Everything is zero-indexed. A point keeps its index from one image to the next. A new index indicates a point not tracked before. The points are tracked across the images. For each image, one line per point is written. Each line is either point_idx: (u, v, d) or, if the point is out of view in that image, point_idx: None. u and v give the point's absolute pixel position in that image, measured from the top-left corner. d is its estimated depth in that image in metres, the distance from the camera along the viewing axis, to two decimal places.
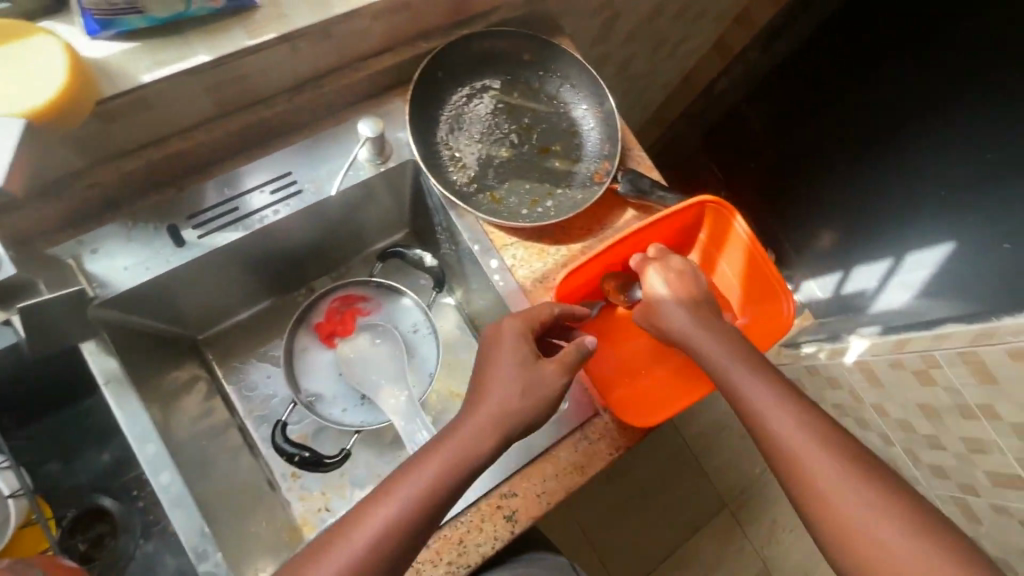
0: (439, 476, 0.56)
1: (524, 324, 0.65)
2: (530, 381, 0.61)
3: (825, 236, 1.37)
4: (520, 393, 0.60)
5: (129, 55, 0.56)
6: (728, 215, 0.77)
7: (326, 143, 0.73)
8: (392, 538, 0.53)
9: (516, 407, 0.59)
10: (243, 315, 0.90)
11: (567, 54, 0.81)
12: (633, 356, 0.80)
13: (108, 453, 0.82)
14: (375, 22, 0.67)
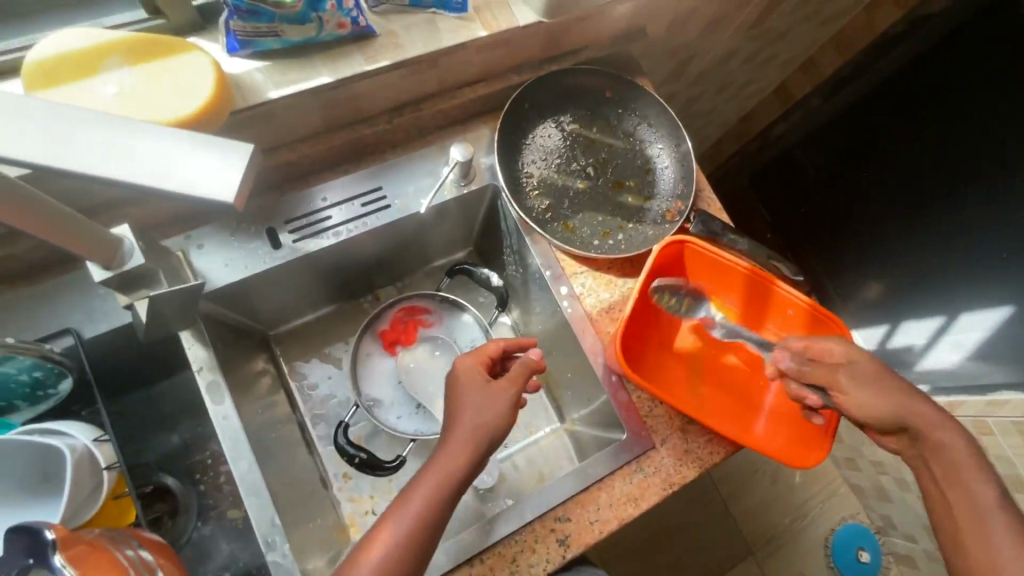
0: (434, 494, 0.58)
1: (473, 358, 0.67)
2: (481, 400, 0.63)
3: (871, 286, 1.35)
4: (488, 412, 0.62)
5: (260, 72, 0.61)
6: (831, 332, 0.73)
7: (416, 163, 0.78)
8: (401, 556, 0.55)
9: (489, 422, 0.62)
10: (310, 315, 0.94)
11: (648, 95, 0.84)
12: (670, 378, 0.77)
13: (176, 435, 0.87)
14: (477, 55, 0.71)
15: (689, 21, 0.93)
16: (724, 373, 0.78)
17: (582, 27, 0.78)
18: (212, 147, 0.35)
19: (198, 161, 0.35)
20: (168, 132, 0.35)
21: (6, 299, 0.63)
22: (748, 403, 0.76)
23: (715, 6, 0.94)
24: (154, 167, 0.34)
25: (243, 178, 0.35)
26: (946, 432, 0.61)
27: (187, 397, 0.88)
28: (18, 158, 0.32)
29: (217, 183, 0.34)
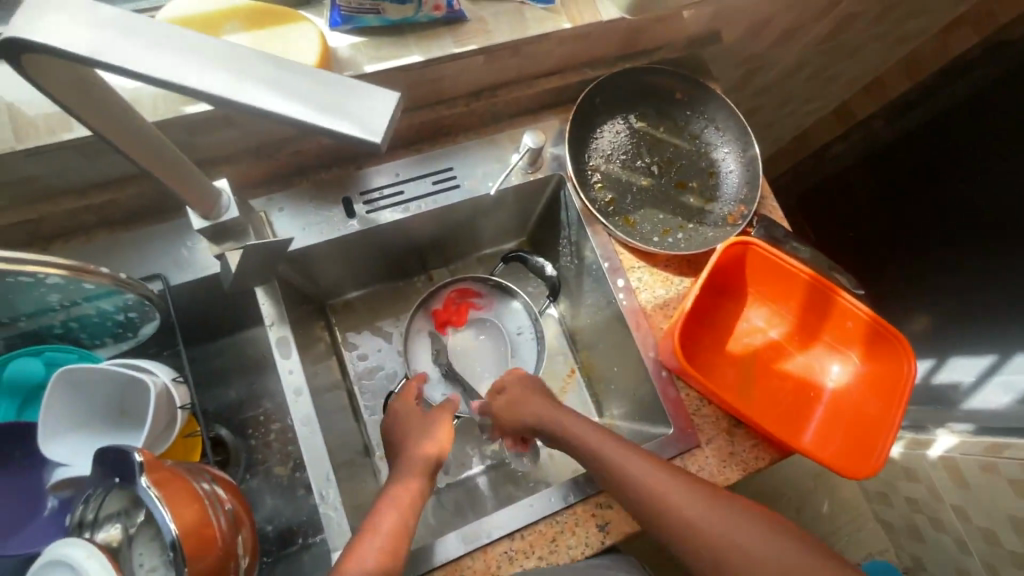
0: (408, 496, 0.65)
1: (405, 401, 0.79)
2: (414, 430, 0.75)
3: (918, 320, 1.23)
4: (432, 435, 0.74)
5: (358, 48, 0.64)
6: (891, 345, 0.71)
7: (487, 148, 0.80)
8: (395, 544, 0.59)
9: (434, 441, 0.73)
10: (366, 289, 0.97)
11: (719, 99, 0.84)
12: (721, 378, 0.77)
13: (234, 390, 0.91)
14: (558, 46, 0.74)
15: (763, 31, 0.94)
16: (776, 379, 0.78)
17: (661, 27, 0.80)
18: (355, 92, 0.32)
19: (344, 102, 0.31)
20: (316, 71, 0.32)
21: (107, 240, 0.68)
22: (798, 411, 0.75)
23: (791, 18, 0.94)
24: (303, 103, 0.32)
25: (387, 124, 0.31)
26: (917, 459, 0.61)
27: (247, 355, 0.92)
28: (176, 83, 0.31)
29: (359, 124, 0.31)
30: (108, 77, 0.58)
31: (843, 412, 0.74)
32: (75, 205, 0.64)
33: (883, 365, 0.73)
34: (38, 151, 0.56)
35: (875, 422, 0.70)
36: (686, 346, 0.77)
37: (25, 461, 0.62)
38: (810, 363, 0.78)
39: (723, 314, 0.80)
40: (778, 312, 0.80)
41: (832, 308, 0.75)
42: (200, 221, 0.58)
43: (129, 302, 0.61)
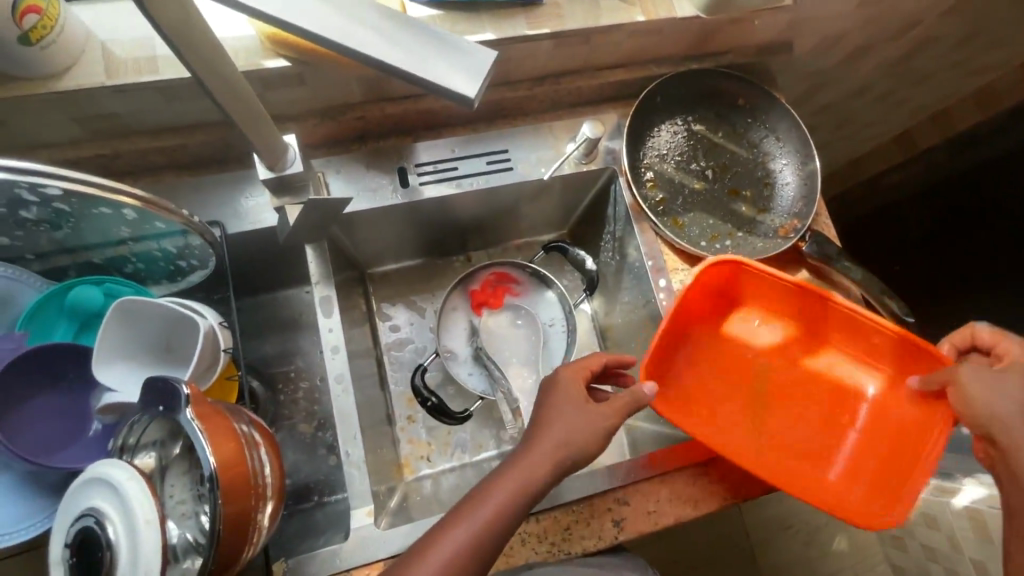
0: (510, 497, 0.57)
1: (579, 374, 0.65)
2: (580, 419, 0.61)
3: None
4: (585, 430, 0.61)
5: (433, 20, 0.66)
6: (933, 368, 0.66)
7: (544, 135, 0.80)
8: (490, 530, 0.56)
9: (578, 437, 0.61)
10: (405, 262, 0.99)
11: (783, 109, 0.82)
12: (724, 409, 0.75)
13: (268, 345, 0.93)
14: (628, 39, 0.73)
15: (836, 46, 0.91)
16: (800, 407, 0.76)
17: (733, 30, 0.78)
18: (453, 48, 0.34)
19: (442, 59, 0.34)
20: (413, 28, 0.35)
21: (172, 182, 0.70)
22: (832, 439, 0.74)
23: (867, 37, 0.91)
24: (400, 53, 0.34)
25: (479, 85, 0.34)
26: None
27: (285, 312, 0.94)
28: (283, 20, 0.33)
29: (460, 75, 0.33)
30: (215, 25, 0.62)
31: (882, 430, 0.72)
32: (148, 145, 0.67)
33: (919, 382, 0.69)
34: (124, 88, 0.59)
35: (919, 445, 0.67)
36: (693, 386, 0.75)
37: (78, 381, 0.64)
38: (839, 381, 0.75)
39: (732, 340, 0.78)
40: (794, 332, 0.77)
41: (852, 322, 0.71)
42: (266, 175, 0.60)
43: (191, 246, 0.64)
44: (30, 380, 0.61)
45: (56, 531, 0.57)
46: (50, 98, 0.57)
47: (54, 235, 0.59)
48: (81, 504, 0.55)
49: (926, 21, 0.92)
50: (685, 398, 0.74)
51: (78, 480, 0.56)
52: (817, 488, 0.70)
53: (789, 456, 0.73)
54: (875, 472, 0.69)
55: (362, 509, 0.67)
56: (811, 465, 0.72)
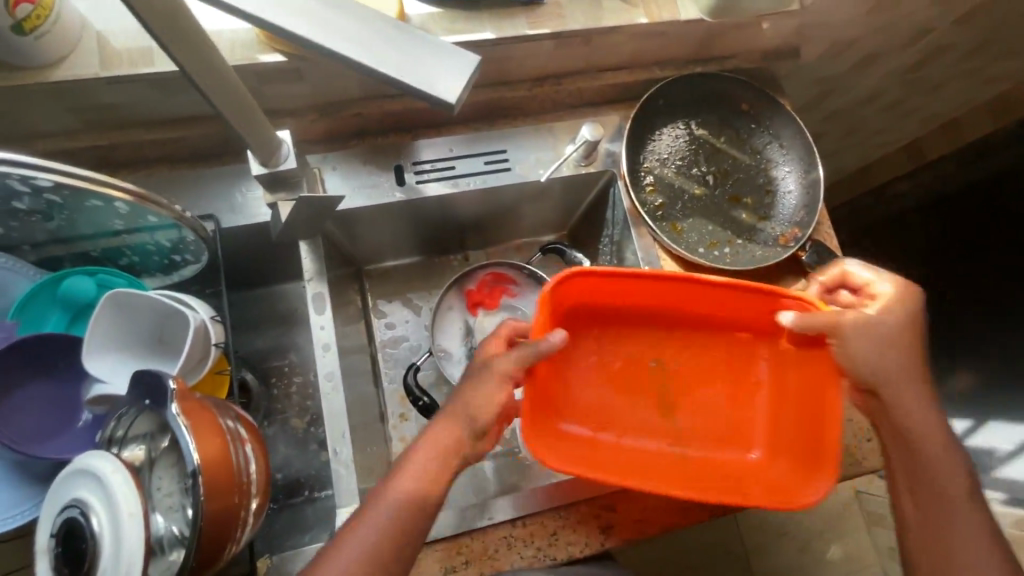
0: (421, 478, 0.56)
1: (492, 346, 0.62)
2: (477, 387, 0.58)
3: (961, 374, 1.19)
4: (484, 401, 0.58)
5: (432, 18, 0.65)
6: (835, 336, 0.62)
7: (544, 135, 0.79)
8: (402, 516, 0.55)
9: (479, 411, 0.58)
10: (403, 260, 0.98)
11: (787, 116, 0.81)
12: (618, 406, 0.73)
13: (262, 339, 0.93)
14: (631, 40, 0.72)
15: (845, 53, 0.90)
16: (707, 379, 0.74)
17: (739, 34, 0.77)
18: (439, 53, 0.34)
19: (426, 63, 0.33)
20: (400, 31, 0.34)
21: (168, 174, 0.70)
22: (743, 407, 0.73)
23: (877, 43, 0.90)
24: (383, 57, 0.33)
25: (464, 88, 0.33)
26: (905, 405, 0.60)
27: (281, 307, 0.94)
28: (265, 20, 0.32)
29: (443, 81, 0.33)
30: (212, 18, 0.62)
31: (761, 381, 0.72)
32: (144, 137, 0.67)
33: (802, 342, 0.66)
34: (118, 80, 0.59)
35: (820, 402, 0.64)
36: (596, 402, 0.73)
37: (69, 371, 0.64)
38: (734, 353, 0.73)
39: (628, 338, 0.74)
40: (682, 321, 0.72)
41: (699, 294, 0.66)
42: (259, 171, 0.59)
43: (184, 239, 0.64)
44: (21, 369, 0.61)
45: (43, 520, 0.57)
46: (45, 89, 0.57)
47: (47, 226, 0.59)
48: (67, 494, 0.56)
49: (938, 29, 0.90)
50: (584, 414, 0.72)
51: (64, 470, 0.56)
52: (743, 471, 0.70)
53: (707, 437, 0.73)
54: (785, 438, 0.69)
55: (348, 508, 0.67)
56: (733, 445, 0.73)
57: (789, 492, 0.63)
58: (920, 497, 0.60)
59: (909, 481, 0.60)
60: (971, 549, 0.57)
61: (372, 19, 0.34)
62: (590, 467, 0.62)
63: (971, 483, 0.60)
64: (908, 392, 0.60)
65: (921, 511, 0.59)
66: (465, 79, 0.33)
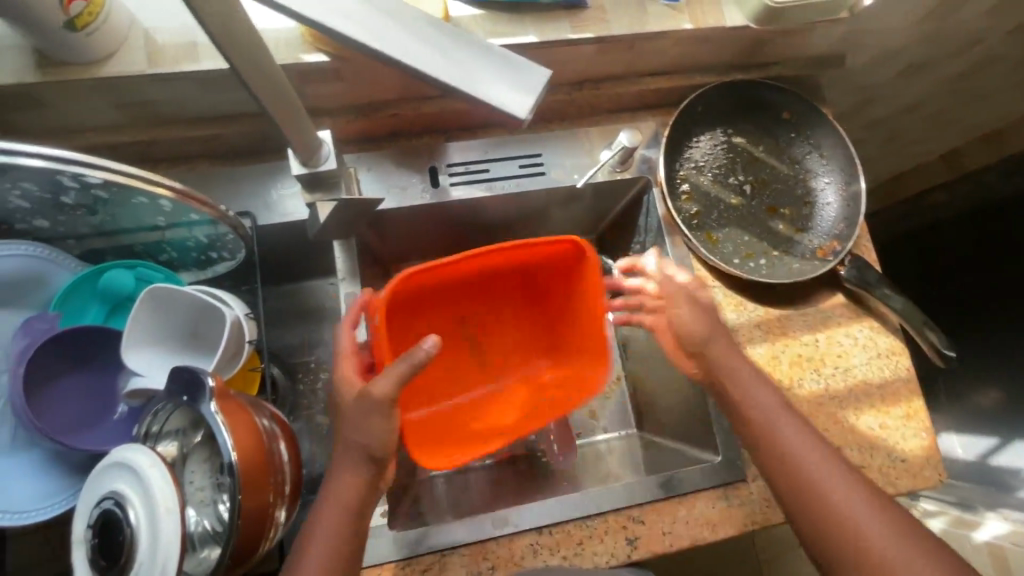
0: (342, 510, 0.56)
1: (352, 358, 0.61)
2: (363, 419, 0.56)
3: (990, 391, 1.17)
4: (381, 433, 0.57)
5: (476, 20, 0.64)
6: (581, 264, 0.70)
7: (579, 140, 0.79)
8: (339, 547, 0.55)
9: (378, 439, 0.57)
10: None
11: (830, 125, 0.79)
12: (438, 367, 0.80)
13: (290, 334, 0.94)
14: (674, 46, 0.71)
15: (890, 62, 0.87)
16: (501, 327, 0.83)
17: (785, 41, 0.75)
18: (508, 66, 0.36)
19: (489, 81, 0.35)
20: (467, 44, 0.35)
21: (206, 170, 0.70)
22: (519, 330, 0.84)
23: (924, 53, 0.87)
24: (456, 72, 0.35)
25: (528, 108, 0.35)
26: (755, 388, 0.65)
27: (309, 302, 0.95)
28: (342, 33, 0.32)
29: (515, 95, 0.35)
30: (256, 16, 0.62)
31: (522, 298, 0.81)
32: (185, 133, 0.67)
33: (558, 255, 0.71)
34: (164, 77, 0.59)
35: (585, 311, 0.72)
36: (427, 378, 0.79)
37: (108, 364, 0.65)
38: (496, 291, 0.79)
39: (426, 314, 0.77)
40: (474, 285, 0.76)
41: (495, 254, 0.70)
42: (300, 171, 0.60)
43: (223, 237, 0.64)
44: (63, 360, 0.62)
45: (80, 510, 0.58)
46: (93, 84, 0.58)
47: (91, 220, 0.60)
48: (105, 486, 0.56)
49: (989, 40, 0.88)
50: (420, 387, 0.78)
51: (102, 462, 0.57)
52: (545, 384, 0.80)
53: (494, 363, 0.84)
54: (566, 340, 0.79)
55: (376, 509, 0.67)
56: (522, 360, 0.84)
57: (583, 378, 0.74)
58: (808, 492, 0.59)
59: (786, 480, 0.61)
60: (868, 518, 0.56)
61: (438, 37, 0.35)
62: (459, 449, 0.69)
63: (821, 441, 0.62)
64: (731, 362, 0.66)
65: (806, 505, 0.59)
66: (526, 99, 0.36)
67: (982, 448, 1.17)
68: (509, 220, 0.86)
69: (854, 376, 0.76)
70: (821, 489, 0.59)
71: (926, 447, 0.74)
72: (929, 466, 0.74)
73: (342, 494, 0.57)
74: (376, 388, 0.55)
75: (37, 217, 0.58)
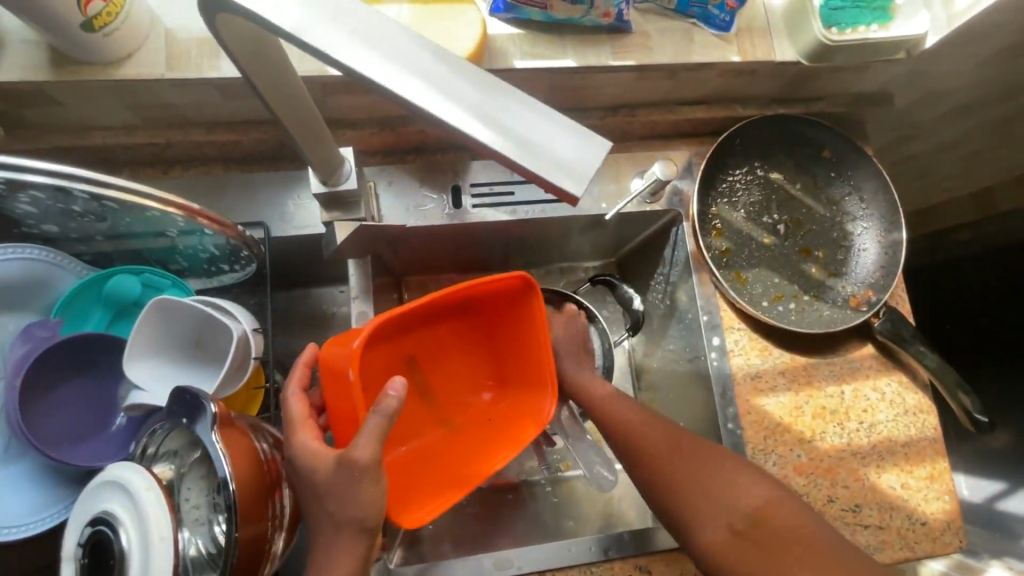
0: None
1: (302, 419, 0.55)
2: (348, 490, 0.49)
3: (999, 437, 1.14)
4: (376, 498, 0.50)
5: (512, 39, 0.61)
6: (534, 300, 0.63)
7: (609, 165, 0.75)
8: None
9: (371, 505, 0.50)
10: None
11: (873, 168, 0.75)
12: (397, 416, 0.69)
13: (296, 341, 0.91)
14: (718, 77, 0.68)
15: (938, 103, 0.83)
16: (439, 354, 0.71)
17: (833, 78, 0.72)
18: (570, 131, 0.31)
19: (553, 136, 0.31)
20: (523, 100, 0.31)
21: (221, 176, 0.68)
22: (457, 358, 0.72)
23: (975, 96, 0.83)
24: (506, 134, 0.31)
25: (596, 169, 0.30)
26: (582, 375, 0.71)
27: (317, 310, 0.92)
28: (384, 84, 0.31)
29: (572, 167, 0.30)
30: None
31: (469, 328, 0.71)
32: (202, 138, 0.64)
33: (501, 292, 0.64)
34: (183, 82, 0.56)
35: (529, 341, 0.65)
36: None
37: (109, 369, 0.63)
38: (445, 323, 0.69)
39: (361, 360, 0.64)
40: (416, 322, 0.66)
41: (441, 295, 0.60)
42: (319, 189, 0.57)
43: (236, 250, 0.62)
44: (63, 366, 0.60)
45: (72, 526, 0.56)
46: (109, 86, 0.55)
47: (100, 226, 0.57)
48: (97, 505, 0.54)
49: None
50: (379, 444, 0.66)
51: (96, 479, 0.55)
52: (490, 414, 0.71)
53: (441, 401, 0.72)
54: (505, 363, 0.71)
55: None
56: (462, 390, 0.73)
57: (528, 412, 0.66)
58: (662, 471, 0.61)
59: (634, 459, 0.63)
60: (720, 479, 0.60)
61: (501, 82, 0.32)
62: (426, 490, 0.61)
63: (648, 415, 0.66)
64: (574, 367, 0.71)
65: (666, 486, 0.61)
66: (593, 159, 0.31)
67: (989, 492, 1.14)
68: (529, 242, 0.82)
69: (878, 432, 0.73)
70: (673, 463, 0.61)
71: (947, 510, 0.71)
72: (949, 531, 0.71)
73: (338, 563, 0.50)
74: (359, 451, 0.48)
75: (46, 221, 0.56)
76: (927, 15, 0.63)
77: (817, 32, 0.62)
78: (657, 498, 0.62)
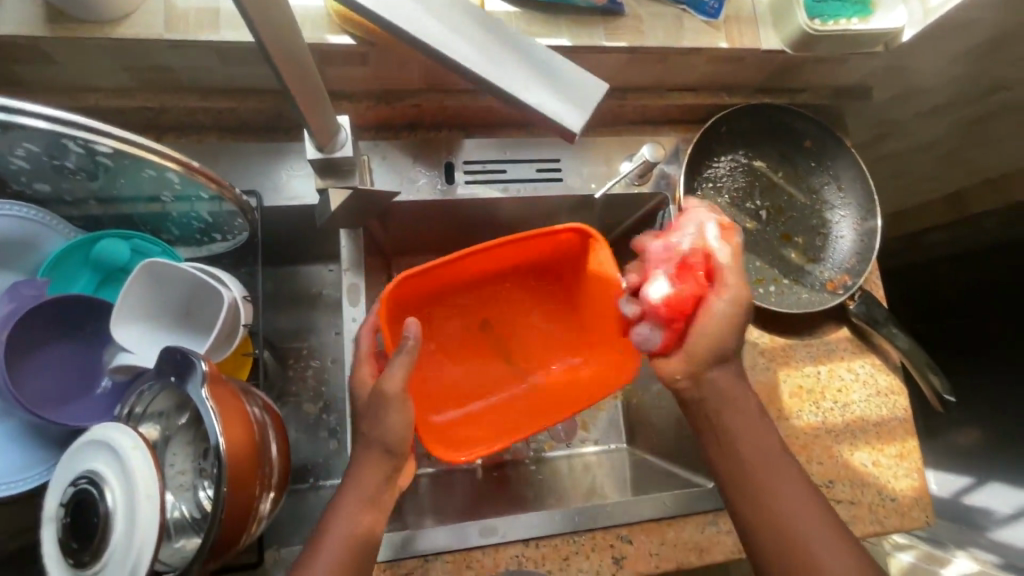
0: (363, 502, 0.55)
1: (368, 351, 0.61)
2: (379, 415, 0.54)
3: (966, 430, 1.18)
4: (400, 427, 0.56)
5: (509, 18, 0.63)
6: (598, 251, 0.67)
7: (599, 148, 0.77)
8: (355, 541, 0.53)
9: (395, 433, 0.55)
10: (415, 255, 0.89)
11: (851, 158, 0.78)
12: (485, 370, 0.77)
13: (284, 318, 0.91)
14: (707, 63, 0.70)
15: (913, 100, 0.87)
16: (526, 314, 0.78)
17: (815, 69, 0.75)
18: (557, 85, 0.38)
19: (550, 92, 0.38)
20: (516, 56, 0.38)
21: (214, 144, 0.68)
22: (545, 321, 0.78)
23: (947, 95, 0.87)
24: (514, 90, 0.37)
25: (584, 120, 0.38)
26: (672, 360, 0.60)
27: (306, 287, 0.92)
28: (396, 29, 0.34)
29: (564, 110, 0.38)
30: None
31: (553, 289, 0.77)
32: (197, 104, 0.64)
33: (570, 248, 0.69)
34: (180, 44, 0.56)
35: (601, 299, 0.69)
36: (448, 382, 0.75)
37: (94, 335, 0.62)
38: (524, 283, 0.76)
39: (439, 318, 0.74)
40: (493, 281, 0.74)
41: (502, 251, 0.68)
42: (314, 154, 0.57)
43: (229, 218, 0.62)
44: (47, 330, 0.59)
45: (53, 486, 0.55)
46: (106, 44, 0.55)
47: (91, 186, 0.57)
48: (79, 466, 0.54)
49: (1015, 87, 0.86)
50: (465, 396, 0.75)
51: (78, 440, 0.54)
52: (575, 377, 0.74)
53: (529, 360, 0.78)
54: (588, 324, 0.75)
55: None
56: (547, 351, 0.78)
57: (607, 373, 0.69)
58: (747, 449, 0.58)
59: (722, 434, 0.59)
60: (782, 479, 0.57)
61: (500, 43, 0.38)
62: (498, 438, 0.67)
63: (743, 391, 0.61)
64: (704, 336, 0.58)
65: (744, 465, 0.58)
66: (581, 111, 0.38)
67: (957, 485, 1.19)
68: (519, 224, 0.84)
69: (851, 412, 0.75)
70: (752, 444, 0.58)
71: (915, 488, 0.74)
72: (917, 507, 0.74)
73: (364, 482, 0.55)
74: (386, 381, 0.54)
75: (36, 178, 0.56)
76: (904, 10, 0.67)
77: (801, 21, 0.64)
78: (716, 462, 0.59)
